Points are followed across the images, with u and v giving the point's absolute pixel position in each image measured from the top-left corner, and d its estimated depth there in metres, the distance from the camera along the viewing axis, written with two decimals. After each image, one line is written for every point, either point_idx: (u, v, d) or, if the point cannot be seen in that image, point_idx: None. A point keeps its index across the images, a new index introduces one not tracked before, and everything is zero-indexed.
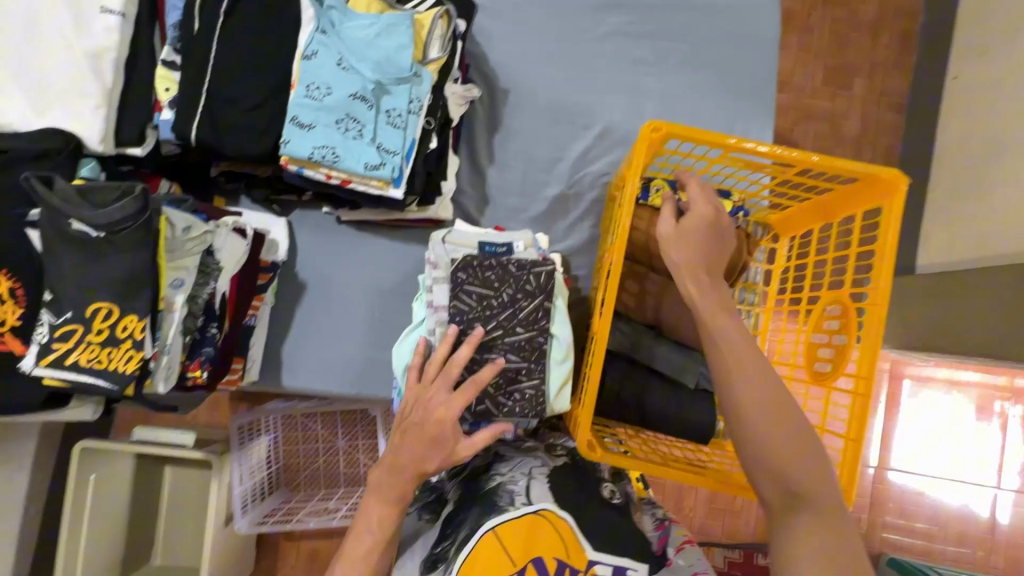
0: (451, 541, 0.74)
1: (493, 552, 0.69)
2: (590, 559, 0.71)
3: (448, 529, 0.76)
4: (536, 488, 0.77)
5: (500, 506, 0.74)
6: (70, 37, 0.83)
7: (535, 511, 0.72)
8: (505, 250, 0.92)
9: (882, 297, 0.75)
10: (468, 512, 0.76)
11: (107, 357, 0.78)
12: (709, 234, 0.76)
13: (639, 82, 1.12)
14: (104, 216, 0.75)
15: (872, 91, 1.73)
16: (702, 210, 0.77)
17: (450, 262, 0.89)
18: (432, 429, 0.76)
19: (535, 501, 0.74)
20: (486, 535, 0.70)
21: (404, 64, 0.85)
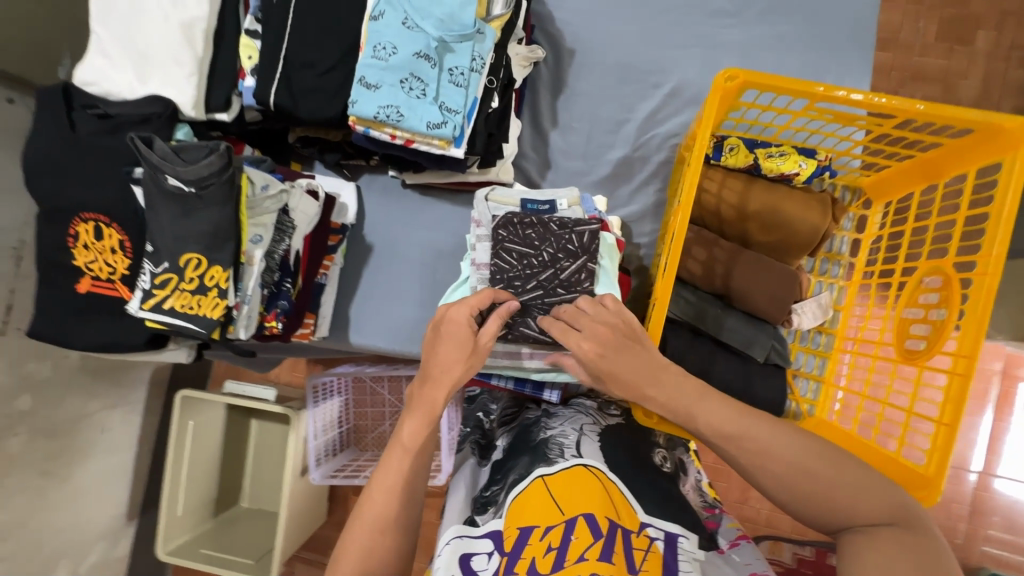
0: (501, 485, 0.76)
1: (545, 500, 0.68)
2: (642, 521, 0.69)
3: (497, 475, 0.78)
4: (587, 444, 0.77)
5: (550, 458, 0.75)
6: (167, 9, 0.90)
7: (585, 464, 0.72)
8: (547, 208, 0.92)
9: (995, 266, 0.66)
10: (519, 460, 0.78)
11: (197, 303, 0.87)
12: (616, 344, 0.71)
13: (718, 35, 1.04)
14: (194, 172, 0.82)
15: (999, 47, 1.52)
16: (591, 347, 0.72)
17: (493, 219, 0.91)
18: (448, 328, 0.74)
19: (585, 455, 0.75)
20: (536, 483, 0.71)
21: (467, 21, 0.85)
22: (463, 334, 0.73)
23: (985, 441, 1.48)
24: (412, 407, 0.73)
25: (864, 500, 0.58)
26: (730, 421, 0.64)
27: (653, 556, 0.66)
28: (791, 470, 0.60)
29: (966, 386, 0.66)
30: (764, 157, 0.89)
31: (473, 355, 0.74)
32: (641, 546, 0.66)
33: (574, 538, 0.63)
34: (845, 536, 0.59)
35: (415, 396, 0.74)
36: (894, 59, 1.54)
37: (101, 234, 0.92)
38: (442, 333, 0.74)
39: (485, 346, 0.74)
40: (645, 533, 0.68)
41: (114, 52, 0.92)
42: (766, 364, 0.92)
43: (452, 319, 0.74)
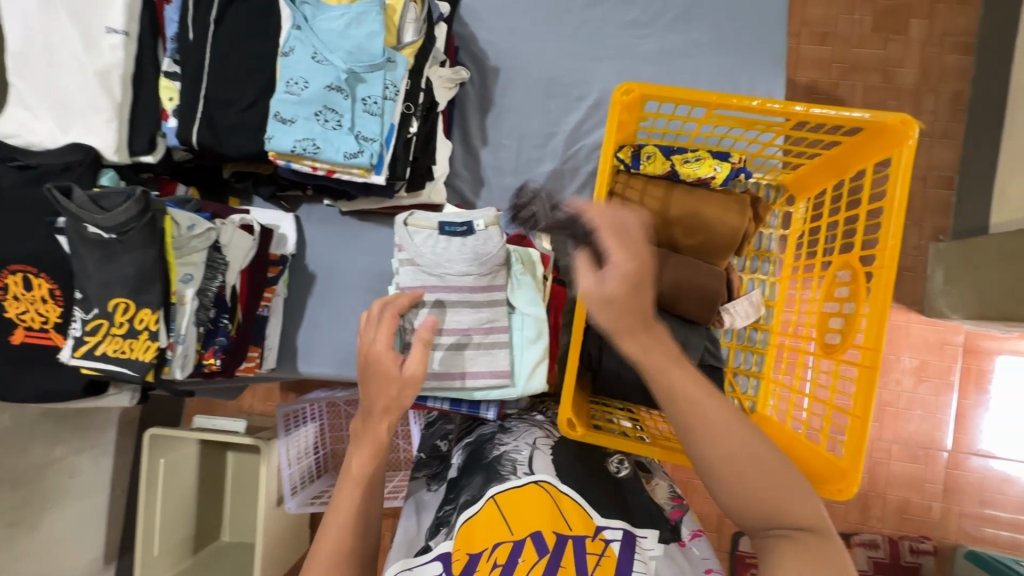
0: (452, 505, 0.75)
1: (493, 517, 0.67)
2: (598, 525, 0.68)
3: (451, 494, 0.77)
4: (539, 459, 0.76)
5: (501, 475, 0.74)
6: (82, 58, 0.91)
7: (536, 481, 0.71)
8: (464, 229, 0.92)
9: (891, 257, 0.68)
10: (471, 479, 0.77)
11: (130, 347, 0.87)
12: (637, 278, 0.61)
13: (636, 45, 1.07)
14: (112, 220, 0.82)
15: (932, 33, 1.56)
16: (620, 261, 0.62)
17: (423, 257, 0.90)
18: (375, 366, 0.74)
19: (536, 472, 0.73)
20: (487, 503, 0.70)
21: (375, 51, 0.86)
22: (392, 369, 0.73)
23: (953, 419, 1.50)
24: (359, 442, 0.74)
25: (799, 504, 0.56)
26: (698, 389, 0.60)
27: (607, 560, 0.64)
28: (742, 453, 0.57)
29: (873, 379, 0.68)
30: (681, 162, 0.91)
31: (405, 382, 0.74)
32: (595, 551, 0.64)
33: (521, 560, 0.62)
34: (765, 537, 0.57)
35: (359, 430, 0.74)
36: (831, 52, 1.58)
37: (30, 285, 0.91)
38: (374, 371, 0.74)
39: (409, 375, 0.73)
40: (601, 538, 0.66)
41: (34, 103, 0.93)
42: (701, 365, 0.92)
43: (376, 357, 0.74)
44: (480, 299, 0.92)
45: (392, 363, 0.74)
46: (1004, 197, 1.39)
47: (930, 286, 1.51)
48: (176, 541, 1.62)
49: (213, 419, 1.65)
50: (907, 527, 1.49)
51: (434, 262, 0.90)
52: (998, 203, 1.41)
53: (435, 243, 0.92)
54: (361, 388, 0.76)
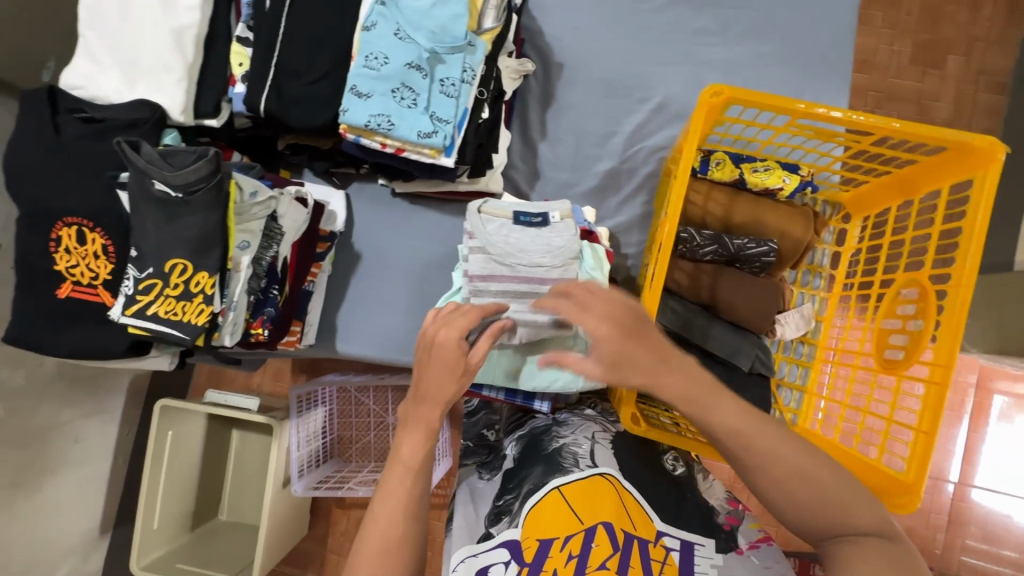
0: (515, 494, 0.79)
1: (560, 510, 0.72)
2: (659, 530, 0.73)
3: (510, 484, 0.80)
4: (600, 453, 0.80)
5: (563, 467, 0.78)
6: (158, 17, 0.90)
7: (602, 473, 0.76)
8: (539, 220, 0.93)
9: (967, 277, 0.68)
10: (531, 469, 0.80)
11: (182, 309, 0.86)
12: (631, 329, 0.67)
13: (702, 52, 1.07)
14: (181, 178, 0.82)
15: (970, 69, 1.58)
16: (608, 329, 0.67)
17: (495, 244, 0.90)
18: (439, 356, 0.73)
19: (600, 465, 0.78)
20: (551, 494, 0.74)
21: (458, 33, 0.87)
22: (454, 358, 0.73)
23: (961, 451, 1.51)
24: (408, 426, 0.75)
25: (858, 511, 0.60)
26: (739, 417, 0.64)
27: (670, 567, 0.70)
28: (790, 473, 0.61)
29: (941, 396, 0.69)
30: (750, 172, 0.92)
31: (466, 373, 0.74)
32: (658, 557, 0.71)
33: (594, 546, 0.69)
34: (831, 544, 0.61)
35: (410, 413, 0.75)
36: (872, 80, 1.59)
37: (84, 239, 0.90)
38: (434, 357, 0.73)
39: (476, 365, 0.75)
40: (662, 545, 0.72)
41: (103, 57, 0.92)
42: (751, 373, 0.92)
43: (439, 344, 0.74)
44: (549, 291, 0.90)
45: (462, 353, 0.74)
46: None
47: None
48: (176, 516, 1.59)
49: (226, 394, 1.61)
50: None
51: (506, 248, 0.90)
52: None
53: (508, 232, 0.92)
54: (419, 371, 0.75)
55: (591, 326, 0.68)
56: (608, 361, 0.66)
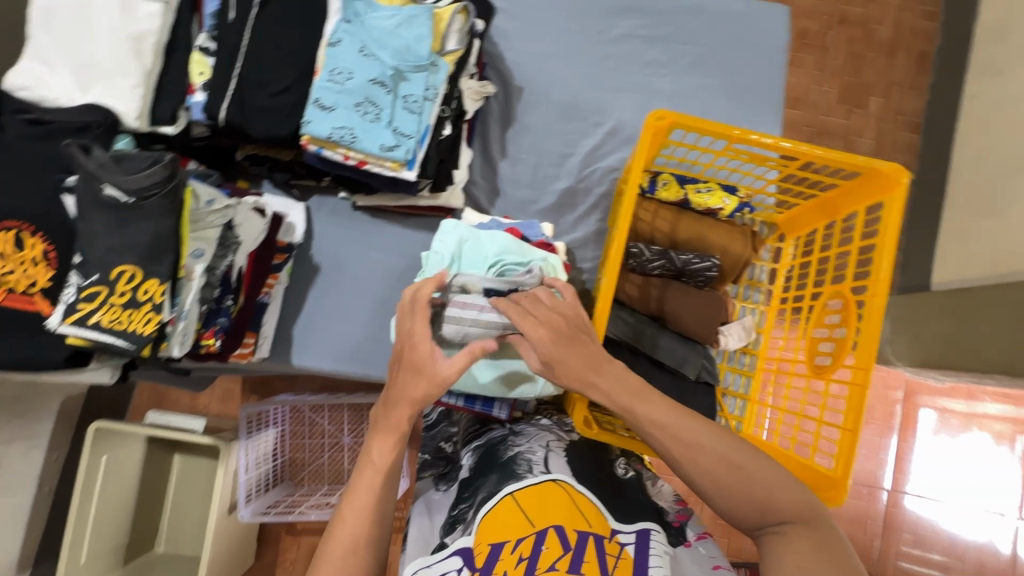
0: (469, 503, 0.81)
1: (512, 512, 0.75)
2: (613, 528, 0.75)
3: (465, 493, 0.83)
4: (554, 460, 0.83)
5: (518, 473, 0.80)
6: (116, 22, 0.89)
7: (554, 479, 0.79)
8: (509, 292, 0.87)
9: (882, 288, 0.76)
10: (486, 478, 0.83)
11: (128, 318, 0.83)
12: (561, 335, 0.75)
13: (651, 83, 1.15)
14: (135, 182, 0.80)
15: (888, 110, 1.76)
16: (543, 333, 0.76)
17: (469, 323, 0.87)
18: (414, 352, 0.76)
19: (553, 471, 0.80)
20: (505, 499, 0.77)
21: (421, 53, 0.90)
22: (427, 359, 0.75)
23: (893, 460, 1.62)
24: (379, 429, 0.77)
25: (781, 499, 0.65)
26: (665, 416, 0.70)
27: (624, 562, 0.72)
28: (717, 462, 0.67)
29: (863, 396, 0.76)
30: (694, 192, 0.99)
31: (435, 380, 0.74)
32: (613, 552, 0.72)
33: (544, 548, 0.70)
34: (763, 535, 0.66)
35: (383, 415, 0.77)
36: (803, 116, 1.75)
37: (22, 244, 0.86)
38: (408, 358, 0.76)
39: (446, 376, 0.74)
40: (617, 540, 0.74)
41: (58, 62, 0.90)
42: (698, 381, 0.98)
43: (417, 343, 0.76)
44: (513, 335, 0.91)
45: (432, 358, 0.75)
46: (944, 258, 1.57)
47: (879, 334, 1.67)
48: (108, 549, 1.47)
49: (169, 416, 1.52)
50: None
51: (471, 254, 0.92)
52: (939, 263, 1.58)
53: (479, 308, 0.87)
54: (395, 375, 0.78)
55: (527, 329, 0.76)
56: (542, 361, 0.76)
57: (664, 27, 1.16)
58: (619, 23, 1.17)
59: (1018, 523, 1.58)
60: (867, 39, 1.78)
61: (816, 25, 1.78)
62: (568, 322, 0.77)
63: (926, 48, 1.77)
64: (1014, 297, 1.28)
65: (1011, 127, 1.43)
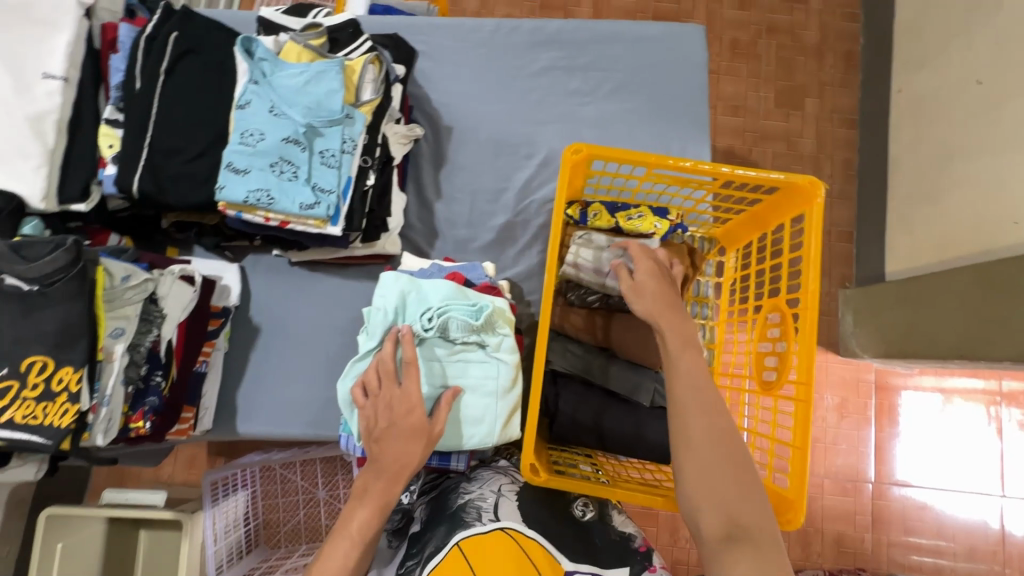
0: (417, 559, 0.79)
1: (458, 568, 0.74)
2: (567, 570, 0.76)
3: (413, 549, 0.81)
4: (504, 506, 0.82)
5: (466, 522, 0.79)
6: (10, 100, 0.85)
7: (502, 528, 0.78)
8: None
9: (813, 301, 0.76)
10: (435, 530, 0.81)
11: (43, 411, 0.78)
12: (662, 278, 0.83)
13: (578, 110, 1.16)
14: (36, 270, 0.76)
15: (824, 110, 1.81)
16: (648, 266, 0.84)
17: None
18: (404, 420, 0.81)
19: (502, 518, 0.79)
20: (451, 551, 0.75)
21: (335, 107, 0.89)
22: (420, 425, 0.81)
23: (875, 451, 1.62)
24: (362, 500, 0.79)
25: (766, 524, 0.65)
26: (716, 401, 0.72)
27: None
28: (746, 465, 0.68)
29: (808, 412, 0.75)
30: (624, 220, 0.97)
31: (429, 439, 0.82)
32: None
33: None
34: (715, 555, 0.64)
35: (369, 486, 0.80)
36: (744, 124, 1.78)
37: None
38: (400, 427, 0.81)
39: (438, 433, 0.83)
40: None
41: None
42: (653, 408, 0.95)
43: (404, 412, 0.81)
44: None
45: (425, 421, 0.82)
46: (895, 248, 1.59)
47: (842, 328, 1.68)
48: None
49: (126, 491, 1.47)
50: (844, 561, 1.57)
51: (421, 307, 0.90)
52: (890, 254, 1.61)
53: None
54: (383, 445, 0.81)
55: (636, 257, 0.84)
56: (631, 286, 0.82)
57: (585, 56, 1.18)
58: (541, 55, 1.18)
59: (1004, 500, 1.58)
60: (795, 43, 1.84)
61: (745, 35, 1.83)
62: (663, 268, 0.84)
63: (852, 48, 1.83)
64: (964, 281, 1.30)
65: (940, 116, 1.48)
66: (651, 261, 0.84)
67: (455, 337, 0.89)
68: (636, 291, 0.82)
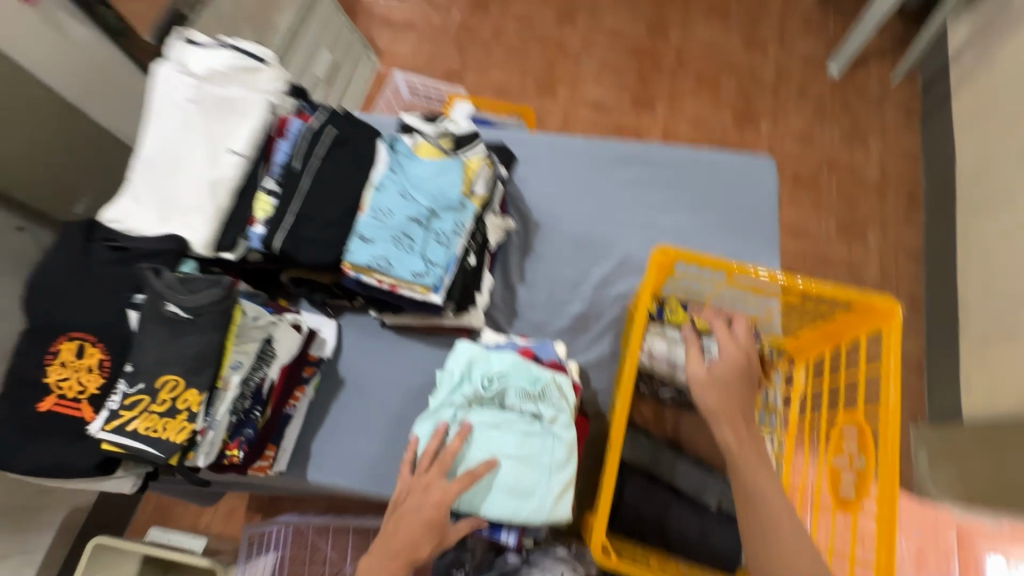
0: None
1: None
2: None
3: None
4: None
5: None
6: (202, 170, 1.06)
7: None
8: None
9: (893, 415, 0.77)
10: None
11: (162, 426, 0.88)
12: (740, 375, 0.88)
13: (655, 220, 1.29)
14: (194, 301, 0.91)
15: (887, 243, 1.87)
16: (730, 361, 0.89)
17: None
18: (428, 513, 0.86)
19: None
20: None
21: (453, 196, 1.05)
22: (437, 528, 0.87)
23: None
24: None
25: None
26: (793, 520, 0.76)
27: None
28: None
29: (891, 532, 0.73)
30: (699, 318, 1.02)
31: (439, 543, 0.88)
32: None
33: None
34: None
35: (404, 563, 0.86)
36: (805, 249, 1.87)
37: (83, 353, 0.95)
38: (421, 517, 0.87)
39: (449, 541, 0.88)
40: None
41: (147, 198, 1.07)
42: (719, 512, 0.95)
43: (424, 508, 0.87)
44: None
45: (443, 521, 0.87)
46: (970, 387, 1.54)
47: (917, 467, 1.59)
48: None
49: (171, 532, 1.50)
50: None
51: (484, 372, 0.96)
52: (965, 392, 1.55)
53: None
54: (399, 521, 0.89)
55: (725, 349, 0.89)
56: (708, 374, 0.88)
57: (665, 174, 1.32)
58: (625, 170, 1.33)
59: None
60: (857, 180, 1.96)
61: (807, 169, 1.98)
62: (746, 364, 0.89)
63: (914, 189, 1.93)
64: None
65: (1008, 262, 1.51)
66: (738, 355, 0.89)
67: (511, 404, 0.94)
68: (710, 380, 0.87)
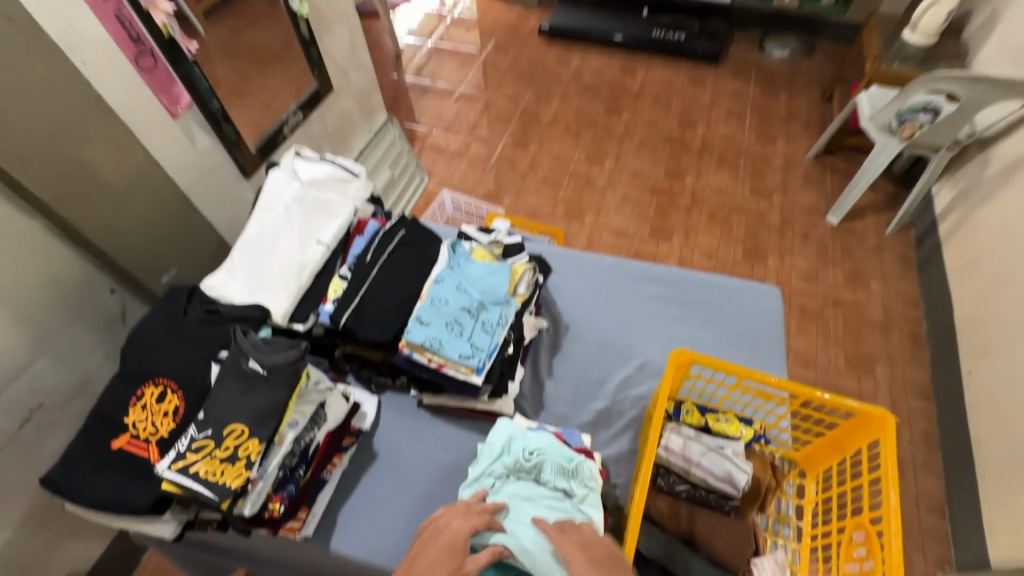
0: None
1: None
2: None
3: None
4: None
5: None
6: (293, 254, 1.27)
7: None
8: None
9: (894, 514, 0.84)
10: None
11: (221, 471, 0.97)
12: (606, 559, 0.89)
13: (672, 332, 1.43)
14: (272, 359, 1.05)
15: (895, 379, 1.96)
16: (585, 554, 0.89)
17: None
18: (449, 536, 0.91)
19: None
20: None
21: (500, 293, 1.23)
22: (459, 545, 0.90)
23: None
24: None
25: None
26: None
27: None
28: None
29: None
30: (713, 420, 1.14)
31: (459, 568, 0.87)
32: None
33: None
34: None
35: None
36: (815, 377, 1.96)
37: (163, 399, 1.08)
38: (440, 541, 0.91)
39: (469, 569, 0.88)
40: None
41: (241, 272, 1.26)
42: None
43: (445, 531, 0.93)
44: None
45: (463, 543, 0.91)
46: (994, 532, 1.52)
47: None
48: None
49: None
50: None
51: (522, 446, 1.07)
52: (989, 536, 1.53)
53: None
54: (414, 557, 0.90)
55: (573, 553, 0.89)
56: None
57: (682, 293, 1.50)
58: (646, 287, 1.52)
59: None
60: (861, 317, 2.11)
61: (813, 303, 2.15)
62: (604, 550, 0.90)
63: (917, 330, 2.06)
64: None
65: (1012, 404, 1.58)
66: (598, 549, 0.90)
67: (547, 480, 1.04)
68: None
